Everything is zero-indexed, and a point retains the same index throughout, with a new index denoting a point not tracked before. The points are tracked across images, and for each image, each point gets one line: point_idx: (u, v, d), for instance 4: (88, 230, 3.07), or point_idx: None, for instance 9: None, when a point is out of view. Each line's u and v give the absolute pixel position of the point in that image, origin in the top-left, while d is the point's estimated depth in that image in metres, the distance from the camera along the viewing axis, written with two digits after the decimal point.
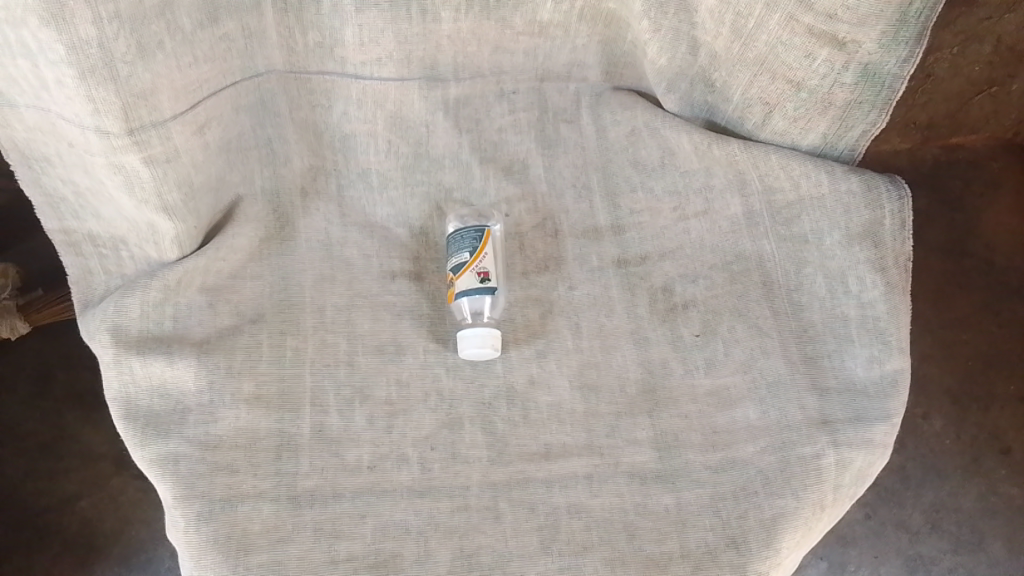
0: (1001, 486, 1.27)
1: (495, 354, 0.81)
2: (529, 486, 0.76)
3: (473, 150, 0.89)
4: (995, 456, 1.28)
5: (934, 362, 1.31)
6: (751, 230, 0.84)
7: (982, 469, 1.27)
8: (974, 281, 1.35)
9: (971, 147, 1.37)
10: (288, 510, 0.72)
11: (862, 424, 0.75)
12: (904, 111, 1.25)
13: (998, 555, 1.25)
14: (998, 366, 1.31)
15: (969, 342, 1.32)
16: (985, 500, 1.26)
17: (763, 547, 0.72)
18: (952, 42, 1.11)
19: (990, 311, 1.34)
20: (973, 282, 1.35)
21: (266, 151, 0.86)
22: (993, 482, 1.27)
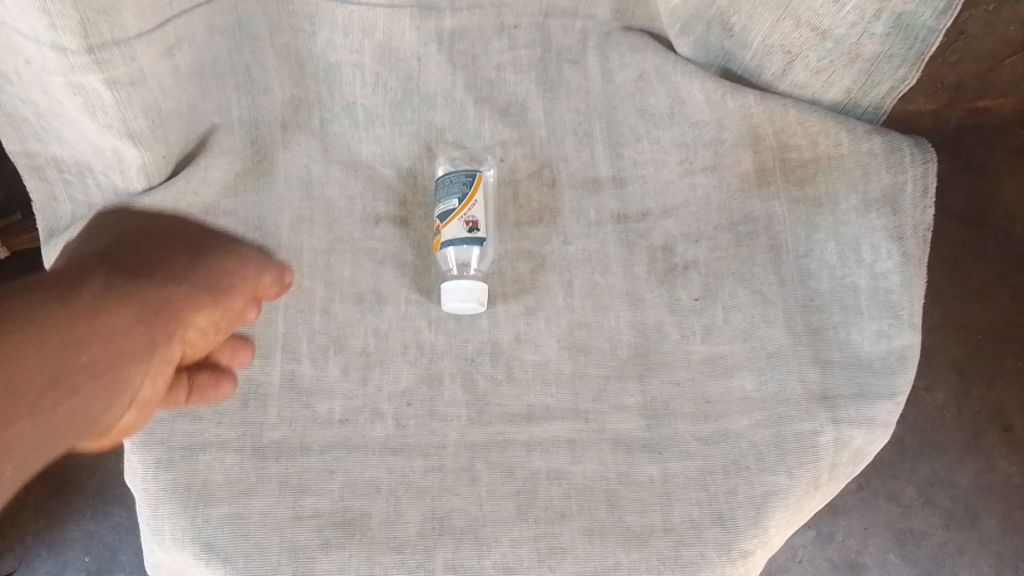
0: (1000, 464, 1.23)
1: (481, 308, 0.76)
2: (509, 449, 0.72)
3: (468, 89, 0.83)
4: (997, 433, 1.24)
5: (942, 336, 1.26)
6: (761, 188, 0.78)
7: (981, 446, 1.24)
8: (992, 253, 1.29)
9: (998, 112, 1.29)
10: (252, 461, 0.69)
11: (864, 402, 0.72)
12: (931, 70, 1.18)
13: (992, 533, 1.21)
14: (1008, 341, 1.26)
15: (980, 316, 1.27)
16: (982, 478, 1.23)
17: (752, 525, 0.68)
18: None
19: (1004, 284, 1.28)
20: (987, 254, 1.28)
21: (243, 78, 0.79)
22: (993, 460, 1.23)
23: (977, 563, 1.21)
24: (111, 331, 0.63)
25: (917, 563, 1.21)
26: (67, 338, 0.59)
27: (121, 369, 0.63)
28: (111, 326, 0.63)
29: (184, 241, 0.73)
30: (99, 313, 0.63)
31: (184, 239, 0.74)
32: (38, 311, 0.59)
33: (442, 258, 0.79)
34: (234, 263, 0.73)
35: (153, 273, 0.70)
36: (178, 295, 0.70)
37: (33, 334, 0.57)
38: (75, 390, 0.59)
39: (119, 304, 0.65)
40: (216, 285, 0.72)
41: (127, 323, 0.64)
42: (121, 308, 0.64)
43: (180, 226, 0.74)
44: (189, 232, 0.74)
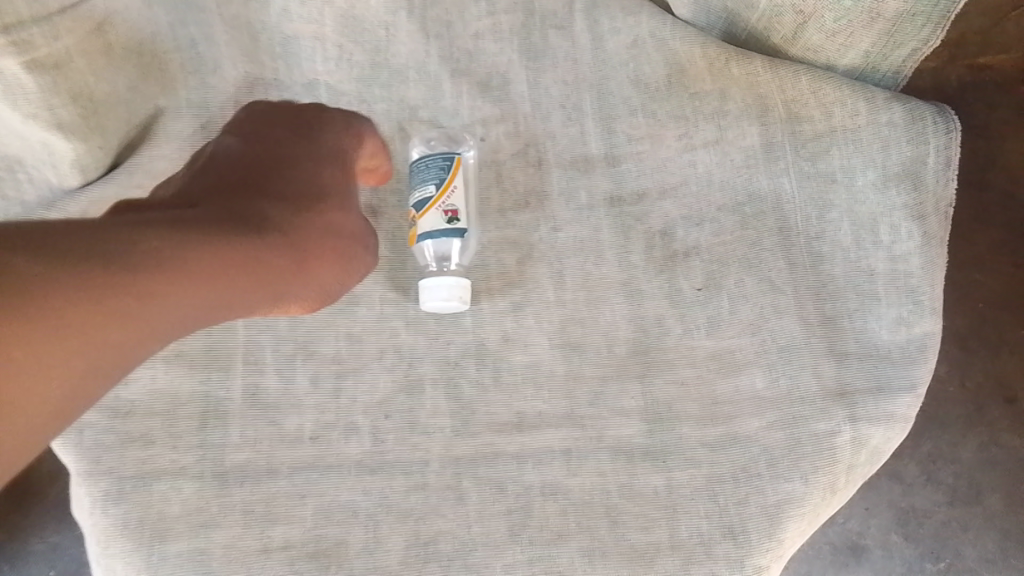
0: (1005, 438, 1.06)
1: (462, 308, 0.68)
2: (498, 463, 0.66)
3: (443, 60, 0.74)
4: (1001, 406, 1.06)
5: None
6: (769, 166, 0.70)
7: (985, 419, 1.06)
8: None
9: (1000, 68, 1.04)
10: (213, 488, 0.63)
11: (884, 396, 0.66)
12: None
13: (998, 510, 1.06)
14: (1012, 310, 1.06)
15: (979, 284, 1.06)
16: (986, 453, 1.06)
17: (765, 537, 0.63)
18: None
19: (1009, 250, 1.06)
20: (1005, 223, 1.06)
21: (190, 55, 0.69)
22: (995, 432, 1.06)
23: (982, 544, 1.06)
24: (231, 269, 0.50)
25: (919, 544, 1.07)
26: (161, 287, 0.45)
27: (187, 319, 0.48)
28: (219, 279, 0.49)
29: (330, 172, 0.64)
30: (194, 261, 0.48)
31: (321, 168, 0.63)
32: (157, 242, 0.46)
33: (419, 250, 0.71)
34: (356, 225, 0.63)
35: (282, 200, 0.58)
36: (301, 239, 0.57)
37: (139, 271, 0.44)
38: (130, 350, 0.44)
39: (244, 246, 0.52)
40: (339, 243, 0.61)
41: (257, 272, 0.52)
42: (255, 252, 0.52)
43: (336, 147, 0.65)
44: (333, 162, 0.64)
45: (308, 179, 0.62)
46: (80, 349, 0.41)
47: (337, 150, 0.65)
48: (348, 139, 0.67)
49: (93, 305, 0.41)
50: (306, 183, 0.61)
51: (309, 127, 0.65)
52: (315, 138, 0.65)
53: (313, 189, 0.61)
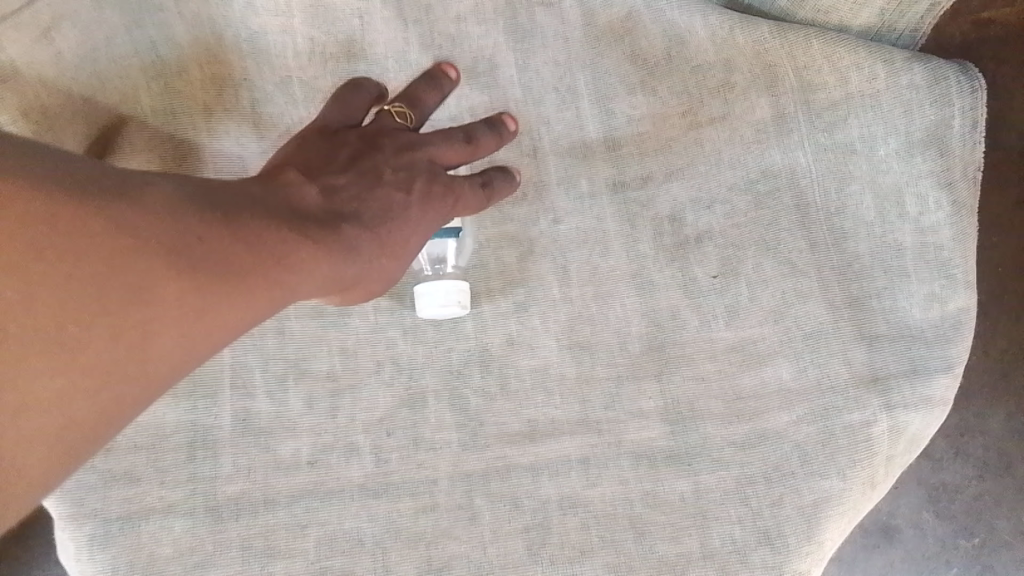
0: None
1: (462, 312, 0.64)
2: (511, 477, 0.61)
3: (424, 47, 0.68)
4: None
5: None
6: (781, 138, 0.65)
7: (1009, 386, 0.98)
8: None
9: (1003, 21, 0.94)
10: (206, 525, 0.58)
11: (920, 378, 0.61)
12: None
13: None
14: None
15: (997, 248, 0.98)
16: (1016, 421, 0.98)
17: (803, 540, 0.59)
18: None
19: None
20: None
21: (150, 58, 0.64)
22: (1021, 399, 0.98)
23: (1015, 515, 0.99)
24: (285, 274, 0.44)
25: (951, 520, 1.00)
26: (240, 273, 0.42)
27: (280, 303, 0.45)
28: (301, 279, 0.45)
29: (411, 202, 0.50)
30: (295, 251, 0.44)
31: (405, 194, 0.50)
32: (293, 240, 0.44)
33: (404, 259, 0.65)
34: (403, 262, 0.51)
35: (365, 208, 0.48)
36: (354, 260, 0.47)
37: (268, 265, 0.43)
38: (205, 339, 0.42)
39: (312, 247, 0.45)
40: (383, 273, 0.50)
41: (297, 277, 0.44)
42: (304, 255, 0.44)
43: (437, 177, 0.53)
44: (420, 188, 0.51)
45: (393, 196, 0.50)
46: (154, 317, 0.40)
47: (433, 177, 0.52)
48: (465, 186, 0.55)
49: (178, 263, 0.40)
50: (385, 196, 0.49)
51: (427, 145, 0.53)
52: (430, 162, 0.53)
53: (388, 205, 0.49)
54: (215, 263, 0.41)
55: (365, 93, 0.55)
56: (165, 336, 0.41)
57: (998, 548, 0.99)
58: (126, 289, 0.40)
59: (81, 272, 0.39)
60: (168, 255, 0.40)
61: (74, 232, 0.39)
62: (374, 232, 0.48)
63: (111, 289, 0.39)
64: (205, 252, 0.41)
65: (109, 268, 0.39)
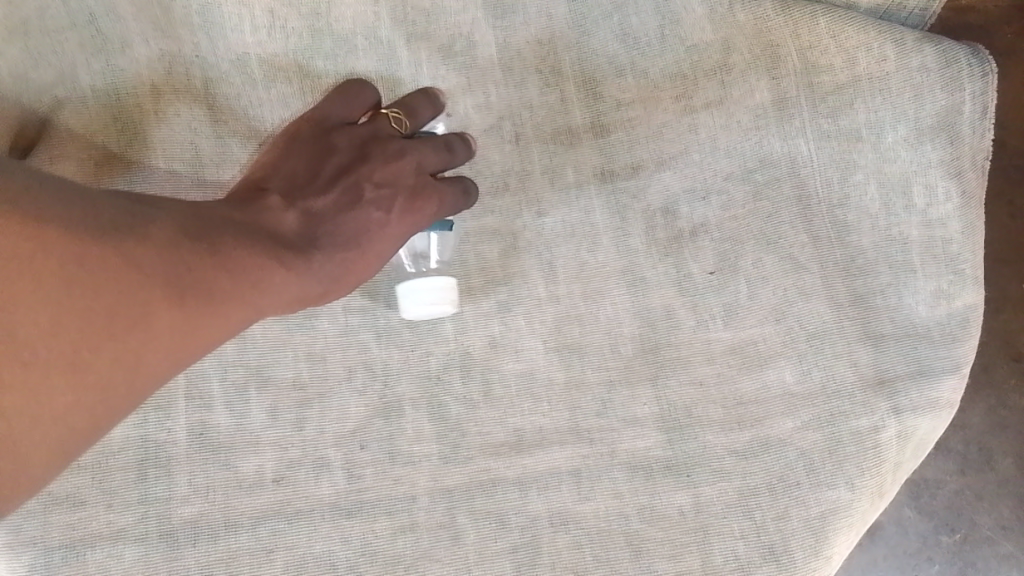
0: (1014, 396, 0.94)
1: (444, 309, 0.58)
2: (497, 492, 0.56)
3: (396, 22, 0.62)
4: (1006, 363, 0.95)
5: None
6: (782, 124, 0.61)
7: (991, 379, 0.95)
8: None
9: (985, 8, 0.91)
10: (161, 551, 0.53)
11: (927, 380, 0.58)
12: None
13: (1009, 474, 0.94)
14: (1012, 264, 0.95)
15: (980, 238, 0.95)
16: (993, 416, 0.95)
17: (811, 555, 0.55)
18: None
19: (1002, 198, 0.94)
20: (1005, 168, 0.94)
21: (90, 33, 0.57)
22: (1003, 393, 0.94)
23: (997, 509, 0.94)
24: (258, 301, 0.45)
25: (932, 515, 0.96)
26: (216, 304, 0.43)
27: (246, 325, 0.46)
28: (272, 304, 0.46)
29: (389, 219, 0.51)
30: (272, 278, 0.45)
31: (383, 214, 0.51)
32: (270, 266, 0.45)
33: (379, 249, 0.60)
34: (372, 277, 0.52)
35: (342, 229, 0.50)
36: (326, 282, 0.49)
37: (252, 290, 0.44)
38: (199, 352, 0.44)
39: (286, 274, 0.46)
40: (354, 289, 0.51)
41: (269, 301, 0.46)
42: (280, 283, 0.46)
43: (420, 193, 0.52)
44: (401, 207, 0.51)
45: (369, 215, 0.50)
46: (134, 345, 0.41)
47: (415, 194, 0.52)
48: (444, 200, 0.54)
49: (165, 295, 0.41)
50: (362, 215, 0.50)
51: (411, 152, 0.53)
52: (415, 177, 0.53)
53: (361, 227, 0.50)
54: (198, 293, 0.42)
55: (370, 92, 0.55)
56: (156, 359, 0.42)
57: (980, 544, 0.95)
58: (112, 317, 0.40)
59: (69, 304, 0.39)
60: (168, 285, 0.41)
61: (87, 266, 0.39)
62: (348, 255, 0.49)
63: (98, 318, 0.40)
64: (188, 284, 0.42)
65: (110, 296, 0.40)
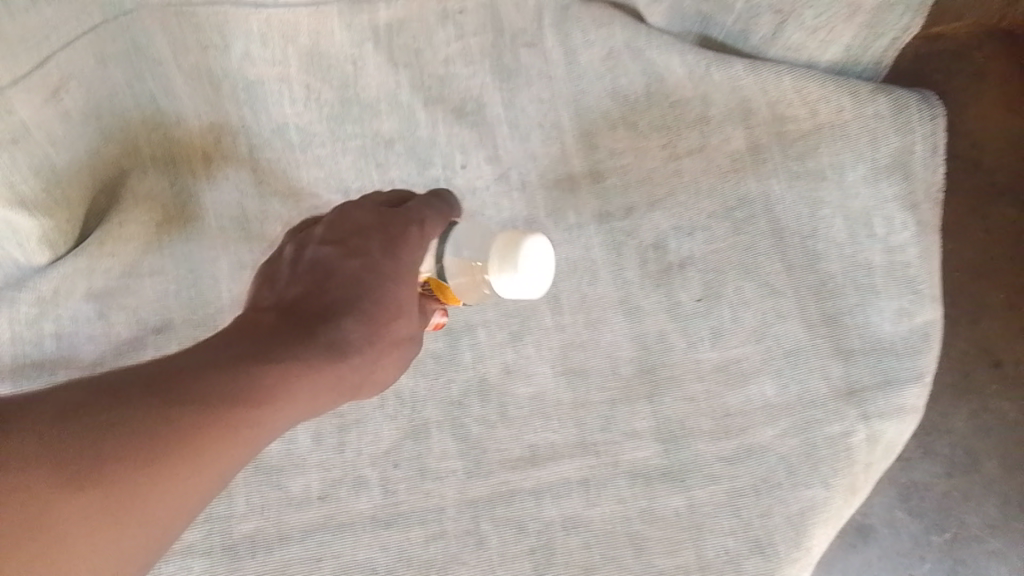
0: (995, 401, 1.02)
1: (516, 274, 0.52)
2: (516, 501, 0.64)
3: (414, 89, 0.69)
4: (987, 371, 1.02)
5: None
6: (757, 167, 0.68)
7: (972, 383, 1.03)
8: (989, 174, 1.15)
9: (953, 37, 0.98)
10: (224, 562, 0.61)
11: (892, 389, 0.65)
12: None
13: (995, 473, 1.02)
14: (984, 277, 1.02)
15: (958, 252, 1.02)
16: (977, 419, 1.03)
17: (792, 547, 0.63)
18: None
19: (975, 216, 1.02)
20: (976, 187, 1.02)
21: (151, 110, 0.66)
22: (985, 398, 1.02)
23: (984, 509, 1.02)
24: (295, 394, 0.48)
25: (922, 517, 1.04)
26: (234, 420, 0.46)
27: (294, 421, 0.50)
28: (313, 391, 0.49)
29: (373, 260, 0.51)
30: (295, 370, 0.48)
31: (360, 261, 0.51)
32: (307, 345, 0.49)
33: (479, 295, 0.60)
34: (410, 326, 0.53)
35: (343, 297, 0.50)
36: (352, 351, 0.50)
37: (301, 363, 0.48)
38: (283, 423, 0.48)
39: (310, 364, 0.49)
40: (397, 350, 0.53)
41: (303, 392, 0.48)
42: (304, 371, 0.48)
43: (377, 225, 0.51)
44: (372, 246, 0.51)
45: (359, 266, 0.51)
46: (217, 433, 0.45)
47: (377, 231, 0.52)
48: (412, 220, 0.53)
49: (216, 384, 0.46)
50: (350, 274, 0.51)
51: (364, 202, 0.54)
52: (368, 217, 0.52)
53: (359, 279, 0.51)
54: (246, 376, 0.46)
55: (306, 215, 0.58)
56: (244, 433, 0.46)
57: (969, 541, 1.02)
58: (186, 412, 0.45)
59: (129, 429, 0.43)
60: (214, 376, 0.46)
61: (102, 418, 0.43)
62: (360, 313, 0.50)
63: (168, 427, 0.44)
64: (183, 413, 0.44)
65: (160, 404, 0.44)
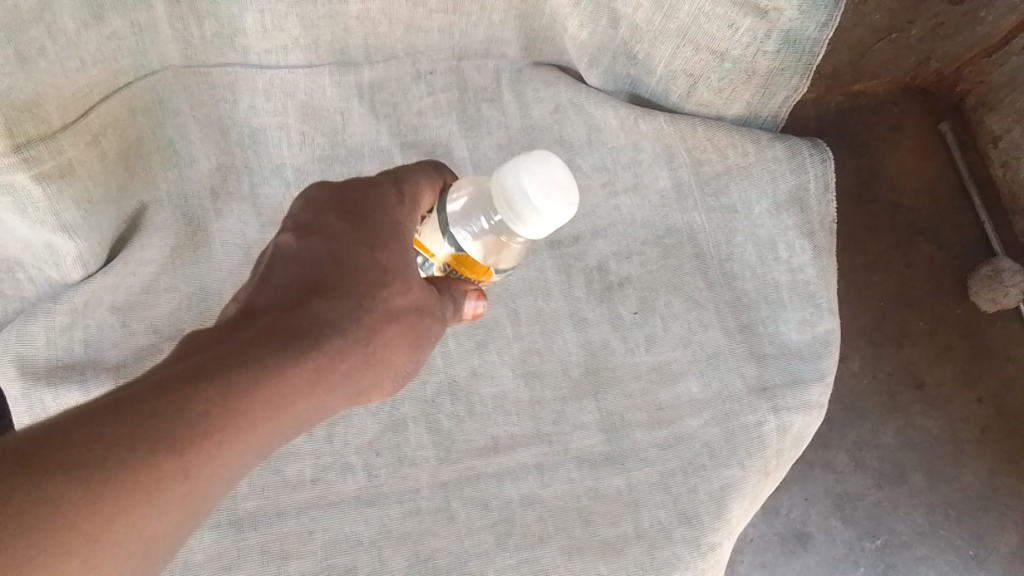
0: (918, 418, 1.28)
1: (531, 196, 0.51)
2: (480, 483, 0.75)
3: (393, 136, 0.82)
4: (910, 391, 1.28)
5: (864, 304, 1.30)
6: (681, 202, 0.82)
7: (899, 404, 1.28)
8: (898, 217, 1.32)
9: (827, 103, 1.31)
10: (230, 535, 0.71)
11: (799, 387, 0.76)
12: (846, 57, 1.21)
13: (920, 485, 1.26)
14: (907, 305, 1.30)
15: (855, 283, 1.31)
16: (904, 435, 1.27)
17: (714, 517, 0.74)
18: None
19: (850, 246, 1.32)
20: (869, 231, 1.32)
21: (168, 153, 0.77)
22: (909, 415, 1.27)
23: (912, 518, 1.26)
24: (288, 388, 0.50)
25: (856, 525, 1.26)
26: (230, 419, 0.47)
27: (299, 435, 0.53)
28: (302, 392, 0.51)
29: (345, 241, 0.55)
30: (275, 370, 0.50)
31: (336, 241, 0.55)
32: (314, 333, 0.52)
33: (512, 258, 0.60)
34: (429, 308, 0.56)
35: (322, 285, 0.53)
36: (337, 335, 0.53)
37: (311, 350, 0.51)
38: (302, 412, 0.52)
39: (301, 357, 0.51)
40: (412, 331, 0.56)
41: (287, 390, 0.50)
42: (291, 366, 0.50)
43: (351, 195, 0.56)
44: (344, 225, 0.55)
45: (335, 252, 0.54)
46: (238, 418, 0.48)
47: (347, 201, 0.56)
48: (389, 188, 0.57)
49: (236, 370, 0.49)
50: (325, 253, 0.54)
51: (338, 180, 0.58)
52: (343, 194, 0.57)
53: (337, 266, 0.54)
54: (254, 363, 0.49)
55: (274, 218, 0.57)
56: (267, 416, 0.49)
57: (899, 547, 1.25)
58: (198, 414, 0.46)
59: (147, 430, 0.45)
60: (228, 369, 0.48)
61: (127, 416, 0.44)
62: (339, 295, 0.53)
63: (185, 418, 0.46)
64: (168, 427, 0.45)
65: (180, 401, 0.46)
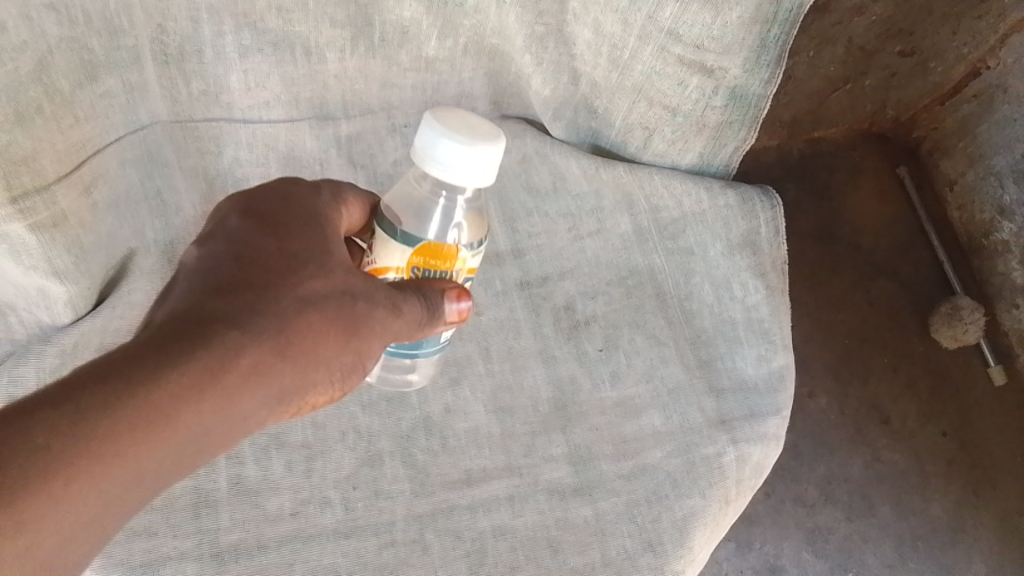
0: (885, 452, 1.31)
1: (442, 139, 0.56)
2: (454, 515, 0.78)
3: (370, 185, 0.88)
4: (875, 426, 1.32)
5: (829, 341, 1.35)
6: (641, 245, 0.88)
7: (865, 438, 1.32)
8: (856, 257, 1.38)
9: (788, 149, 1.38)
10: (211, 568, 0.72)
11: (757, 420, 0.81)
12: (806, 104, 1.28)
13: (888, 517, 1.29)
14: (869, 342, 1.36)
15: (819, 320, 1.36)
16: (871, 469, 1.31)
17: (677, 546, 0.77)
18: (830, 34, 1.12)
19: (813, 283, 1.37)
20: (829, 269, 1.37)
21: (155, 202, 0.82)
22: (875, 449, 1.31)
23: (881, 551, 1.27)
24: (199, 376, 0.52)
25: (827, 557, 1.27)
26: (137, 412, 0.50)
27: (218, 433, 0.54)
28: (212, 382, 0.52)
29: (261, 237, 0.57)
30: (177, 362, 0.51)
31: (255, 237, 0.57)
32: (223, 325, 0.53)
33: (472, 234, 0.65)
34: (357, 293, 0.58)
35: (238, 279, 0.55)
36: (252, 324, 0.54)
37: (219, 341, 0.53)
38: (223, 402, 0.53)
39: (210, 348, 0.52)
40: (341, 317, 0.57)
41: (195, 381, 0.52)
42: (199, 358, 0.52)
43: (269, 192, 0.60)
44: (260, 222, 0.58)
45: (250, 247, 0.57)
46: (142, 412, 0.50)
47: (267, 200, 0.59)
48: (307, 191, 0.61)
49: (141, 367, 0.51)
50: (243, 249, 0.57)
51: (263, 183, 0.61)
52: (262, 195, 0.60)
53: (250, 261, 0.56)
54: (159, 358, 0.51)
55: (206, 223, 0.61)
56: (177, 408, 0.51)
57: None
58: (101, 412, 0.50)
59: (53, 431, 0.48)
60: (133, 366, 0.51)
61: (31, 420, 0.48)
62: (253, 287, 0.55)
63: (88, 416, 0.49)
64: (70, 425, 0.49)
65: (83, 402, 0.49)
